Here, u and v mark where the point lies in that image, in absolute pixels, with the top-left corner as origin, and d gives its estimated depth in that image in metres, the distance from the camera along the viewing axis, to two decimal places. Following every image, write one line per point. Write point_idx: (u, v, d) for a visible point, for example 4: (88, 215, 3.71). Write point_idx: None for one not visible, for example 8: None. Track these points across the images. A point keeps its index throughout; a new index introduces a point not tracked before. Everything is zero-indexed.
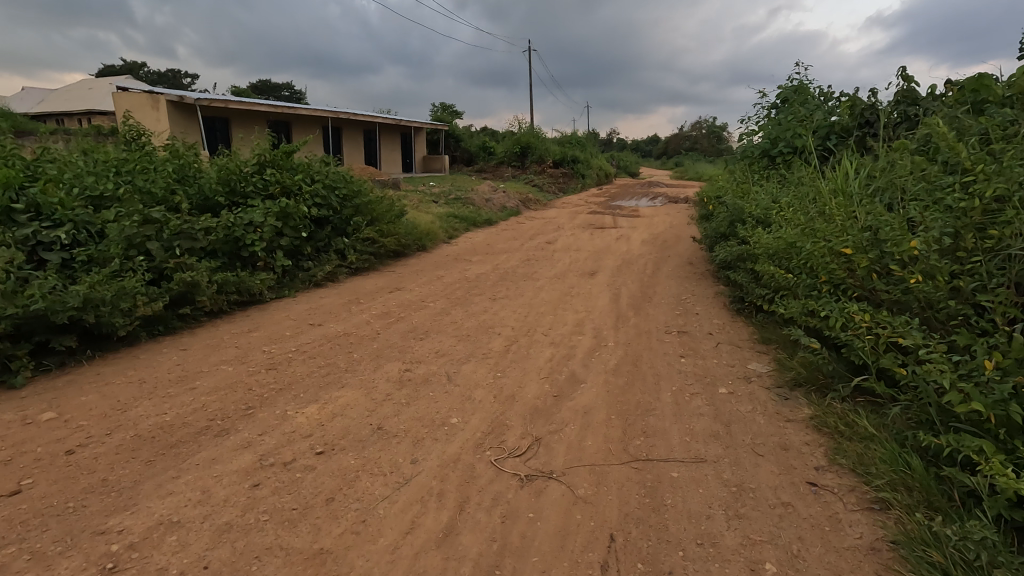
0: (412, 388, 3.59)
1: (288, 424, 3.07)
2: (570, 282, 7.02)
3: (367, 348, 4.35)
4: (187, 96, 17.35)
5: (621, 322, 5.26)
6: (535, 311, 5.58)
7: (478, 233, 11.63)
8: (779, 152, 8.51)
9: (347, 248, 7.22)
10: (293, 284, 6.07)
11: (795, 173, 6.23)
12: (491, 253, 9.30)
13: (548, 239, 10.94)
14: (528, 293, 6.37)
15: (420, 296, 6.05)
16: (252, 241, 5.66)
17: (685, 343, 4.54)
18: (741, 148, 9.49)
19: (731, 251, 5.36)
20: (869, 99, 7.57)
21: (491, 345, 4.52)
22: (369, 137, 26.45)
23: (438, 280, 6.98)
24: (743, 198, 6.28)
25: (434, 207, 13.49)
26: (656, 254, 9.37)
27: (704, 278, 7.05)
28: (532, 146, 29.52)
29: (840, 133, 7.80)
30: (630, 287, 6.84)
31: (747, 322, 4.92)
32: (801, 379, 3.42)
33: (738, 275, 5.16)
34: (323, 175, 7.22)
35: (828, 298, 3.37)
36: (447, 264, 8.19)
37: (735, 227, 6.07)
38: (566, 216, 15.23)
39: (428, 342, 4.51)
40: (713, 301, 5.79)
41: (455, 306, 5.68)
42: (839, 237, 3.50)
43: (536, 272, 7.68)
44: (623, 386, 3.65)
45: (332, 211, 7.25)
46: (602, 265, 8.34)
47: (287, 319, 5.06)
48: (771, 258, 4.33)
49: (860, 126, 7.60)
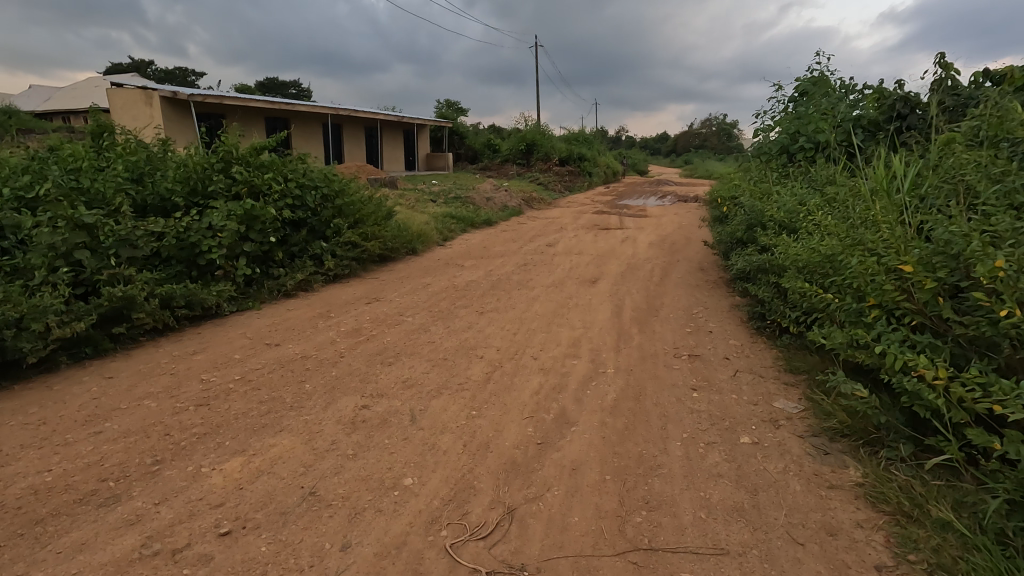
0: (365, 433, 2.96)
1: (199, 486, 2.45)
2: (569, 291, 6.36)
3: (324, 375, 3.73)
4: (181, 92, 16.87)
5: (623, 341, 4.60)
6: (526, 328, 4.92)
7: (476, 235, 10.98)
8: (800, 149, 7.80)
9: (326, 252, 6.62)
10: (259, 295, 5.48)
11: (821, 171, 5.54)
12: (486, 257, 8.66)
13: (549, 242, 10.26)
14: (521, 305, 5.72)
15: (400, 309, 5.42)
16: (210, 247, 5.06)
17: (697, 371, 3.88)
18: (756, 145, 8.78)
19: (750, 260, 4.70)
20: (901, 90, 6.86)
21: (469, 372, 3.88)
22: (370, 134, 25.87)
23: (424, 289, 6.35)
24: (762, 199, 5.60)
25: (431, 208, 12.86)
26: (664, 258, 8.67)
27: (717, 288, 6.37)
28: (538, 143, 28.80)
29: (868, 127, 7.09)
30: (635, 297, 6.17)
31: (770, 345, 4.24)
32: (844, 427, 2.78)
33: (759, 289, 4.49)
34: (299, 174, 6.62)
35: (881, 328, 2.71)
36: (437, 270, 7.55)
37: (752, 231, 5.39)
38: (570, 217, 14.54)
39: (397, 369, 3.88)
40: (729, 316, 5.12)
41: (436, 321, 5.05)
42: (892, 251, 2.82)
43: (532, 279, 7.03)
44: (621, 432, 3.00)
45: (310, 212, 6.65)
46: (606, 271, 7.67)
47: (241, 338, 4.45)
48: (801, 273, 3.66)
49: (890, 120, 6.89)
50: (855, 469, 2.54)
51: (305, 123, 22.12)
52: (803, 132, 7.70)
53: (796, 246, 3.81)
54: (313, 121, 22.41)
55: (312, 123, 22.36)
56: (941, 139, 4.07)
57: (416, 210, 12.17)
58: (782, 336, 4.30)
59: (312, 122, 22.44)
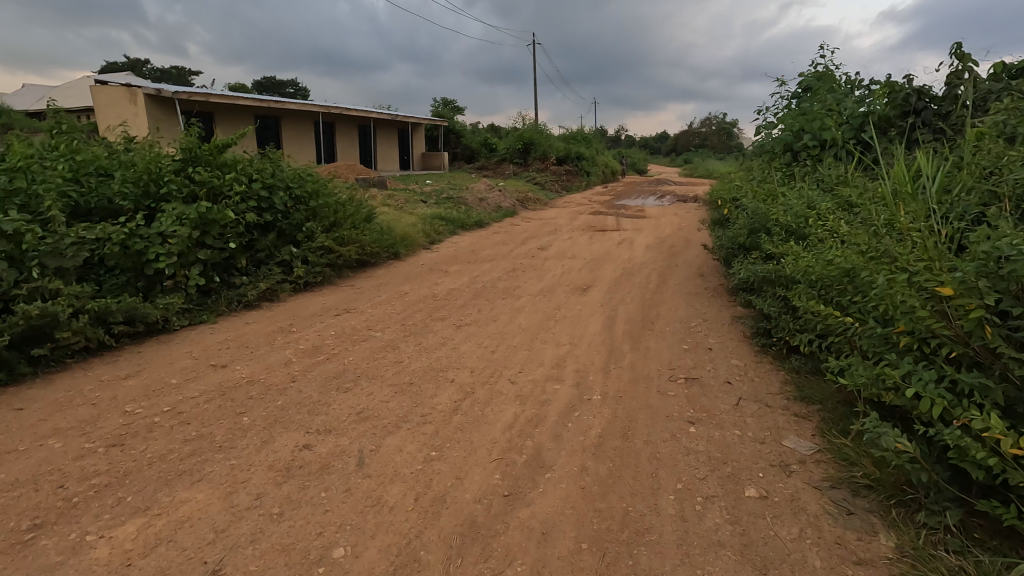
0: (299, 483, 2.49)
1: (79, 562, 2.00)
2: (558, 301, 5.88)
3: (268, 406, 3.25)
4: (165, 90, 16.42)
5: (613, 360, 4.13)
6: (507, 345, 4.45)
7: (465, 237, 10.52)
8: (804, 147, 7.34)
9: (296, 258, 6.16)
10: (216, 306, 5.02)
11: (831, 171, 5.06)
12: (473, 262, 8.19)
13: (541, 245, 9.80)
14: (505, 316, 5.24)
15: (370, 322, 4.95)
16: (158, 254, 4.61)
17: (695, 399, 3.41)
18: (758, 143, 8.31)
19: (753, 269, 4.24)
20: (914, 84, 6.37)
21: (436, 400, 3.41)
22: (364, 133, 25.40)
23: (400, 298, 5.88)
24: (766, 201, 5.14)
25: (420, 209, 12.40)
26: (662, 263, 8.21)
27: (717, 297, 5.90)
28: (535, 142, 28.32)
29: (878, 123, 6.61)
30: (628, 307, 5.70)
31: (778, 366, 3.77)
32: (871, 480, 2.31)
33: (764, 302, 4.02)
34: (267, 174, 6.16)
35: (914, 363, 2.23)
36: (418, 276, 7.07)
37: (756, 236, 4.92)
38: (566, 218, 14.06)
39: (353, 398, 3.40)
40: (731, 331, 4.65)
41: (408, 337, 4.58)
42: (926, 268, 2.35)
43: (519, 286, 6.55)
44: (604, 483, 2.54)
45: (278, 214, 6.19)
46: (599, 278, 7.19)
47: (185, 358, 3.98)
48: (814, 288, 3.19)
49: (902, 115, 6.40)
50: (888, 538, 2.07)
51: (296, 122, 21.65)
52: (808, 129, 7.23)
53: (807, 256, 3.34)
54: (304, 120, 21.93)
55: (303, 122, 21.89)
56: (966, 135, 3.62)
57: (404, 212, 11.69)
58: (790, 356, 3.83)
59: (304, 121, 21.99)
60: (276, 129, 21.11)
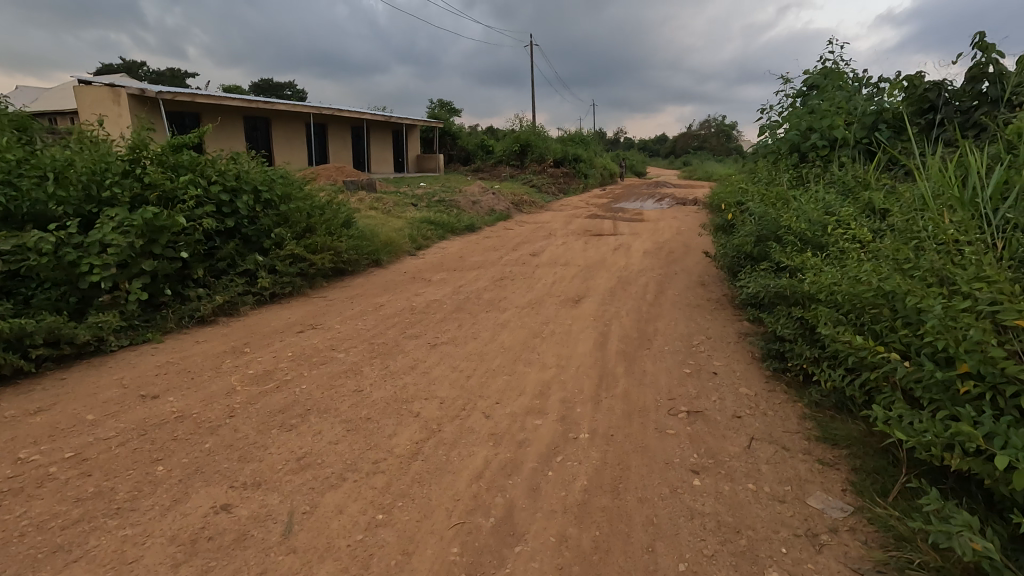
0: (205, 563, 1.99)
1: None
2: (547, 314, 5.36)
3: (191, 452, 2.73)
4: (148, 90, 15.93)
5: (604, 387, 3.61)
6: (485, 368, 3.93)
7: (455, 243, 10.01)
8: (812, 148, 6.84)
9: (261, 267, 5.66)
10: (164, 323, 4.52)
11: (848, 175, 4.58)
12: (459, 269, 7.67)
13: (533, 251, 9.29)
14: (487, 333, 4.73)
15: (335, 341, 4.43)
16: (93, 267, 4.13)
17: (699, 439, 2.91)
18: (762, 143, 7.83)
19: (764, 283, 3.74)
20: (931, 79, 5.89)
21: (394, 441, 2.90)
22: (357, 135, 24.92)
23: (375, 312, 5.36)
24: (774, 205, 4.66)
25: (409, 212, 11.91)
26: (661, 270, 7.70)
27: (722, 311, 5.39)
28: (531, 143, 27.86)
29: (893, 122, 6.16)
30: (624, 321, 5.18)
31: (794, 398, 3.27)
32: (930, 568, 1.80)
33: (777, 321, 3.53)
34: (230, 175, 5.67)
35: (985, 415, 1.74)
36: (398, 286, 6.55)
37: (765, 246, 4.42)
38: (561, 221, 13.57)
39: (296, 439, 2.88)
40: (738, 351, 4.14)
41: (374, 359, 4.06)
42: (995, 293, 1.85)
43: (505, 297, 6.04)
44: (586, 562, 2.04)
45: (242, 219, 5.70)
46: (593, 287, 6.68)
47: (112, 386, 3.46)
48: (841, 310, 2.69)
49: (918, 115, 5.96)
50: None
51: (287, 123, 21.17)
52: (817, 128, 6.73)
53: (832, 271, 2.85)
54: (295, 121, 21.45)
55: (294, 123, 21.40)
56: (1011, 133, 3.14)
57: (391, 216, 11.18)
58: (808, 385, 3.33)
59: (295, 122, 21.51)
60: (266, 131, 20.62)
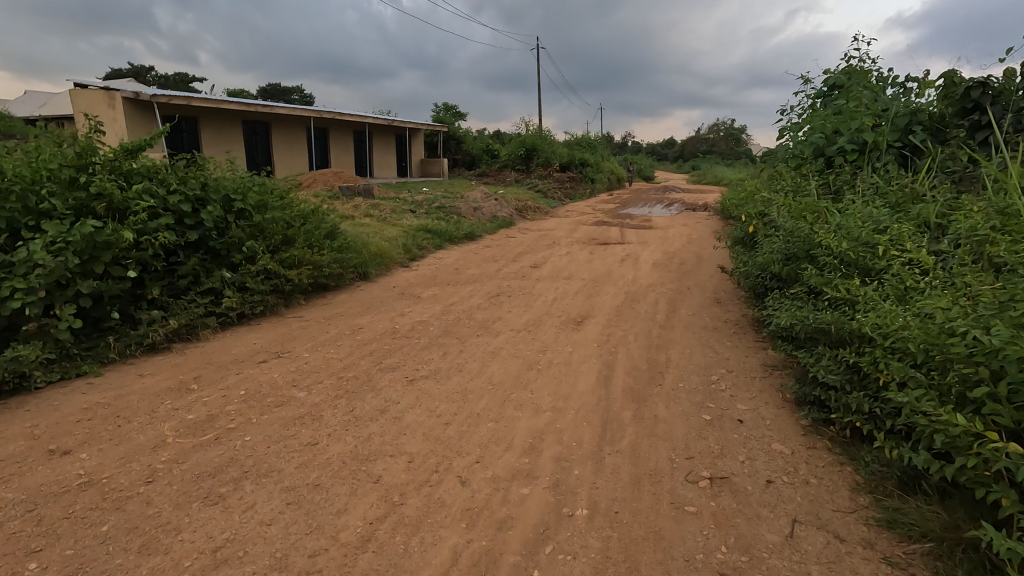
0: None
1: None
2: (544, 339, 4.76)
3: (81, 538, 2.17)
4: (143, 93, 15.53)
5: (608, 441, 3.02)
6: (468, 412, 3.34)
7: (451, 252, 9.45)
8: (839, 153, 6.22)
9: (229, 284, 5.12)
10: (105, 352, 3.99)
11: (893, 189, 4.00)
12: (453, 284, 7.10)
13: (534, 262, 8.71)
14: (474, 364, 4.13)
15: (298, 375, 3.85)
16: (17, 291, 3.60)
17: (728, 522, 2.31)
18: (780, 147, 7.23)
19: (800, 316, 3.15)
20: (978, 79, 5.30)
21: (342, 520, 2.32)
22: (359, 139, 24.50)
23: (352, 336, 4.79)
24: (805, 218, 4.07)
25: (406, 220, 11.37)
26: (671, 285, 7.09)
27: (742, 337, 4.77)
28: (537, 147, 27.35)
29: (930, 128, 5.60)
30: (631, 349, 4.57)
31: (843, 462, 2.67)
32: None
33: (819, 363, 2.93)
34: (195, 182, 5.16)
35: None
36: (383, 304, 5.99)
37: (796, 266, 3.83)
38: (566, 229, 12.99)
39: (219, 519, 2.30)
40: (766, 391, 3.52)
41: (339, 399, 3.47)
42: None
43: (500, 318, 5.45)
44: None
45: (209, 231, 5.17)
46: (597, 305, 6.06)
47: (19, 438, 2.90)
48: (919, 369, 2.11)
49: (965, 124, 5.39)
50: None
51: (287, 127, 20.75)
52: (844, 131, 6.13)
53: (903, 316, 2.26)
54: (296, 125, 21.02)
55: (295, 127, 20.99)
56: None
57: (386, 224, 10.64)
58: (859, 445, 2.73)
59: (296, 126, 21.08)
60: (266, 135, 20.21)
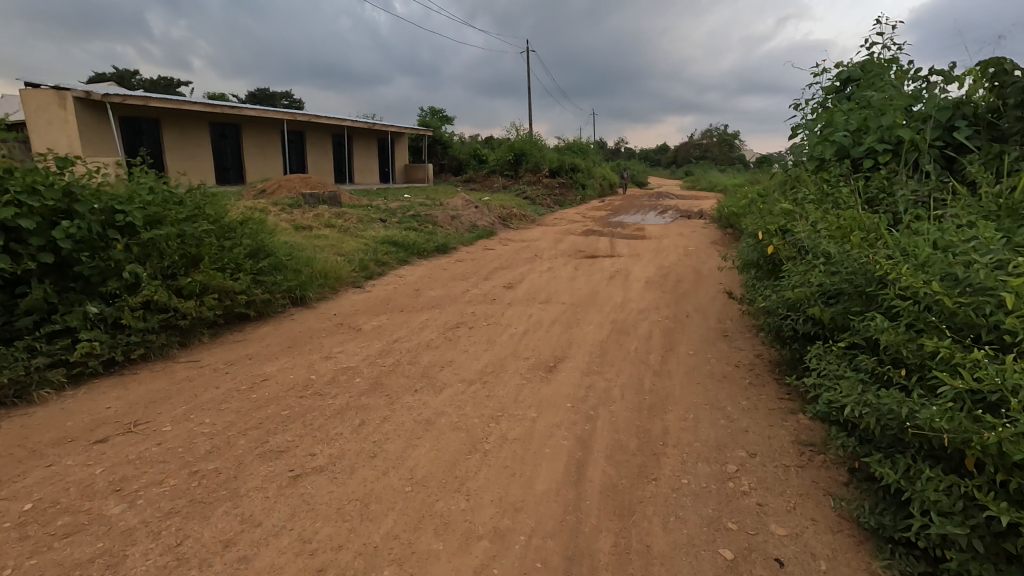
0: None
1: None
2: (503, 398, 3.60)
3: None
4: (94, 93, 14.31)
5: None
6: (360, 545, 2.17)
7: (417, 269, 8.30)
8: (867, 154, 5.12)
9: (97, 322, 3.98)
10: None
11: (974, 204, 2.93)
12: (407, 310, 5.94)
13: (509, 280, 7.57)
14: (396, 446, 2.95)
15: (135, 468, 2.67)
16: None
17: None
18: (791, 149, 6.18)
19: (870, 400, 2.06)
20: None
21: None
22: (338, 143, 23.35)
23: (247, 394, 3.61)
24: (855, 242, 2.97)
25: (371, 230, 10.22)
26: (668, 310, 5.96)
27: (762, 393, 3.64)
28: (526, 152, 26.27)
29: (978, 126, 4.59)
30: (617, 412, 3.43)
31: None
32: None
33: (912, 483, 1.82)
34: (55, 188, 4.02)
35: None
36: (311, 341, 4.82)
37: (847, 311, 2.75)
38: (551, 240, 11.82)
39: None
40: (812, 502, 2.41)
41: (170, 520, 2.29)
42: None
43: (452, 362, 4.29)
44: None
45: (74, 252, 4.03)
46: (577, 341, 4.91)
47: None
48: None
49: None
50: None
51: (260, 131, 19.56)
52: (871, 128, 5.08)
53: None
54: (269, 128, 19.83)
55: (268, 130, 19.80)
56: None
57: (347, 236, 9.46)
58: None
59: (268, 129, 19.88)
60: (236, 139, 19.02)
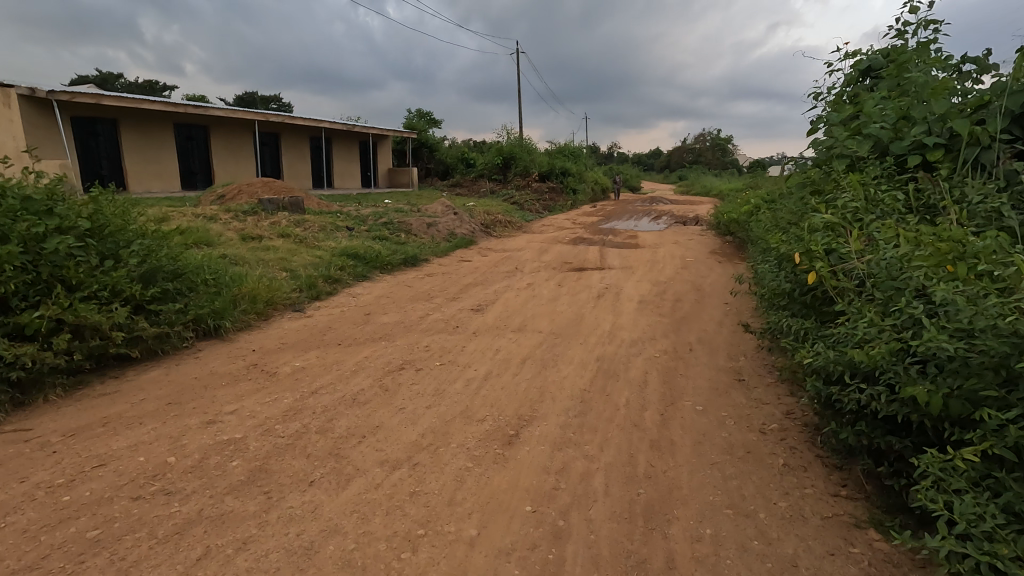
0: None
1: None
2: (433, 497, 2.48)
3: None
4: (39, 90, 13.05)
5: None
6: None
7: (375, 286, 7.16)
8: (913, 150, 4.02)
9: None
10: None
11: None
12: (346, 344, 4.79)
13: (480, 301, 6.44)
14: None
15: None
16: None
17: None
18: (811, 145, 5.07)
19: None
20: None
21: None
22: (317, 146, 22.19)
23: (57, 494, 2.46)
24: (970, 281, 1.87)
25: (332, 241, 9.07)
26: (668, 341, 4.85)
27: (807, 485, 2.54)
28: (514, 156, 25.22)
29: None
30: (599, 522, 2.32)
31: None
32: None
33: None
34: None
35: None
36: (203, 393, 3.66)
37: (977, 398, 1.66)
38: (535, 250, 10.71)
39: None
40: None
41: None
42: None
43: (377, 429, 3.15)
44: None
45: None
46: (551, 390, 3.79)
47: None
48: None
49: None
50: None
51: (230, 133, 18.36)
52: (918, 117, 3.97)
53: None
54: (240, 129, 18.63)
55: (239, 132, 18.62)
56: None
57: (301, 248, 8.31)
58: None
59: (240, 131, 18.69)
60: (204, 141, 17.83)
